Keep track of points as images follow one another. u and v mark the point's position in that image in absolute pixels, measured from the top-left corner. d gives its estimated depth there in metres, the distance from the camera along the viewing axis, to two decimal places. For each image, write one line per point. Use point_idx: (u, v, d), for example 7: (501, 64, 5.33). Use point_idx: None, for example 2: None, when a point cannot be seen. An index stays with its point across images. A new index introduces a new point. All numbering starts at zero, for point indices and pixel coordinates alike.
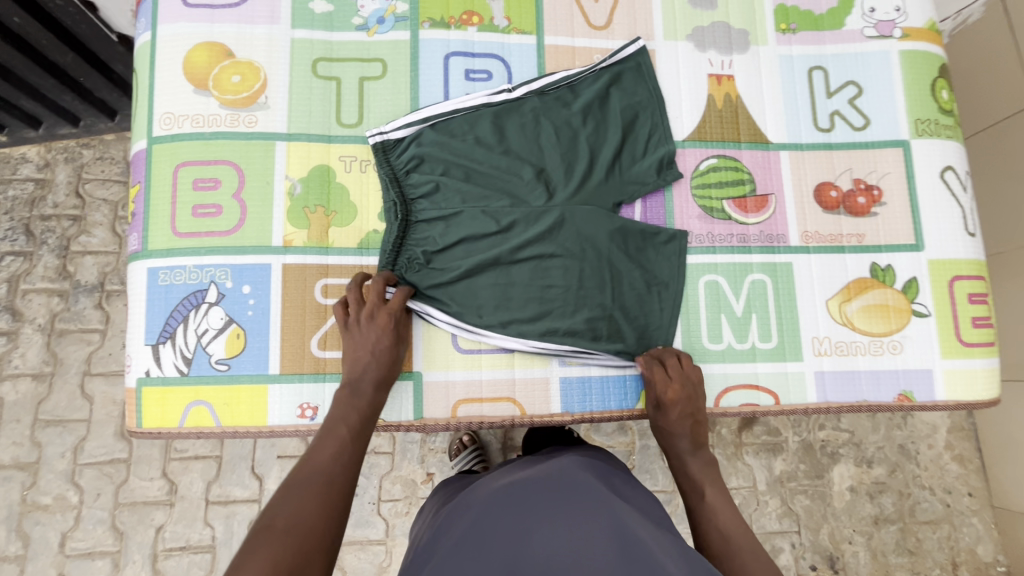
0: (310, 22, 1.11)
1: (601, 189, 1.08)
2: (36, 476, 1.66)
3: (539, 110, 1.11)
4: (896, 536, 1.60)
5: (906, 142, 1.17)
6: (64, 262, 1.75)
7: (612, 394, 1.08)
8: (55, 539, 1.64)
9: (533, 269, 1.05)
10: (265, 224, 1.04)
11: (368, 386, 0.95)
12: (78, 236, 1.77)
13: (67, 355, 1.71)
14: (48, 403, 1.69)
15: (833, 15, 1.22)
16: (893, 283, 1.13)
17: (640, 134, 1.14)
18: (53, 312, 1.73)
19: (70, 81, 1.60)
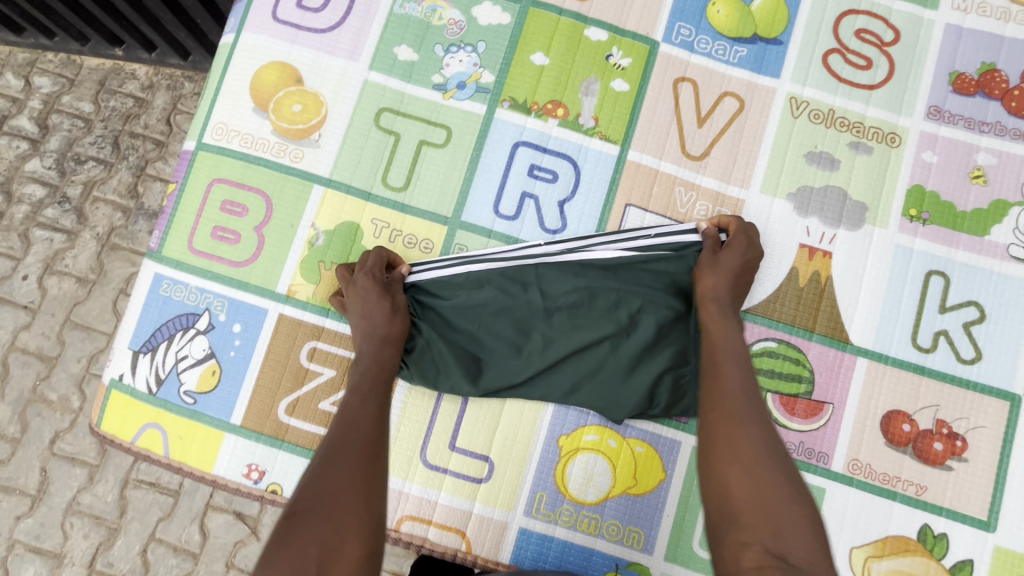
0: (389, 67, 1.04)
1: (604, 390, 0.96)
2: (51, 370, 1.67)
3: (553, 282, 0.96)
4: None
5: (1016, 397, 0.97)
6: (137, 182, 1.76)
7: (570, 565, 0.96)
8: (48, 435, 1.64)
9: (555, 384, 0.96)
10: (276, 267, 0.99)
11: (372, 347, 0.90)
12: (156, 160, 1.77)
13: (114, 270, 1.72)
14: (83, 307, 1.70)
15: (978, 217, 1.02)
16: (941, 556, 0.94)
17: (653, 326, 0.95)
18: (113, 225, 1.74)
19: (187, 20, 1.61)
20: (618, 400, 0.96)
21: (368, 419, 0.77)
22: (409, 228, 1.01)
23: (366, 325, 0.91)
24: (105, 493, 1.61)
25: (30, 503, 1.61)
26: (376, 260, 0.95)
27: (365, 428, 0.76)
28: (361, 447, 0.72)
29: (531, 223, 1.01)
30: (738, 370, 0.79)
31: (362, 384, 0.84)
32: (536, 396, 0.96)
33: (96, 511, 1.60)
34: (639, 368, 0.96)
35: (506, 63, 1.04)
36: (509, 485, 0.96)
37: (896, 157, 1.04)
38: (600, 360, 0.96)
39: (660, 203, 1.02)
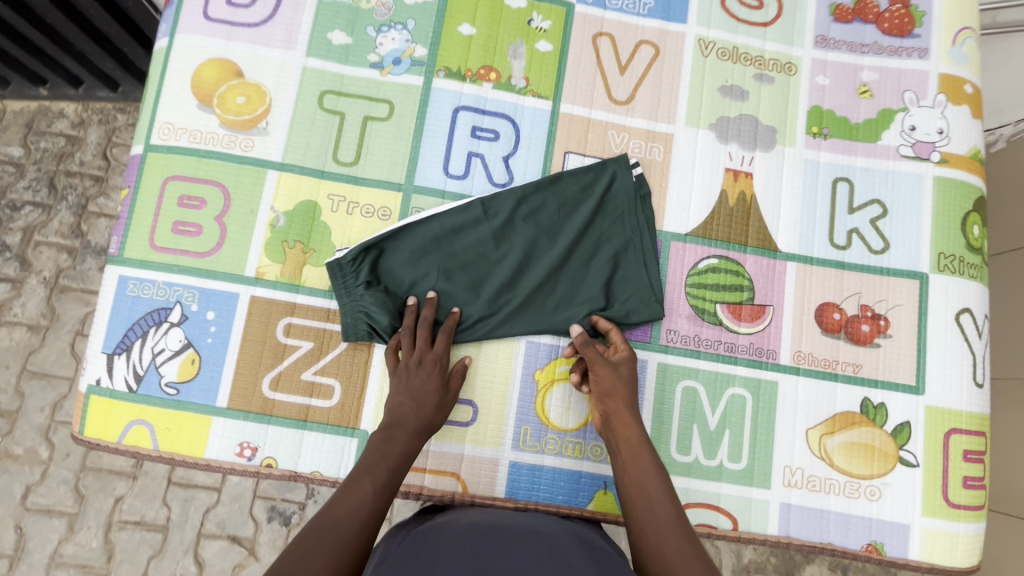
0: (325, 52, 1.09)
1: (566, 302, 1.06)
2: (12, 424, 1.62)
3: (504, 224, 1.05)
4: None
5: (924, 275, 1.10)
6: (79, 221, 1.74)
7: (561, 489, 1.03)
8: (18, 492, 1.60)
9: (521, 310, 1.04)
10: (242, 252, 1.03)
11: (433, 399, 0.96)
12: (97, 197, 1.75)
13: (66, 312, 1.69)
14: (38, 355, 1.66)
15: (870, 127, 1.15)
16: (883, 423, 1.06)
17: (599, 236, 1.08)
18: (59, 267, 1.71)
19: (111, 48, 1.60)
20: (581, 309, 1.05)
21: (384, 478, 0.88)
22: (366, 199, 1.06)
23: (412, 407, 0.95)
24: (89, 540, 1.58)
25: (8, 564, 1.57)
26: (426, 324, 1.00)
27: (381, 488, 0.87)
28: (381, 483, 0.88)
29: (480, 180, 1.08)
30: (657, 483, 0.90)
31: (410, 420, 0.94)
32: (509, 328, 1.03)
33: (82, 560, 1.57)
34: (592, 286, 1.07)
35: (436, 36, 1.11)
36: (494, 424, 1.02)
37: (795, 83, 1.16)
38: (557, 275, 1.06)
39: (596, 147, 1.11)
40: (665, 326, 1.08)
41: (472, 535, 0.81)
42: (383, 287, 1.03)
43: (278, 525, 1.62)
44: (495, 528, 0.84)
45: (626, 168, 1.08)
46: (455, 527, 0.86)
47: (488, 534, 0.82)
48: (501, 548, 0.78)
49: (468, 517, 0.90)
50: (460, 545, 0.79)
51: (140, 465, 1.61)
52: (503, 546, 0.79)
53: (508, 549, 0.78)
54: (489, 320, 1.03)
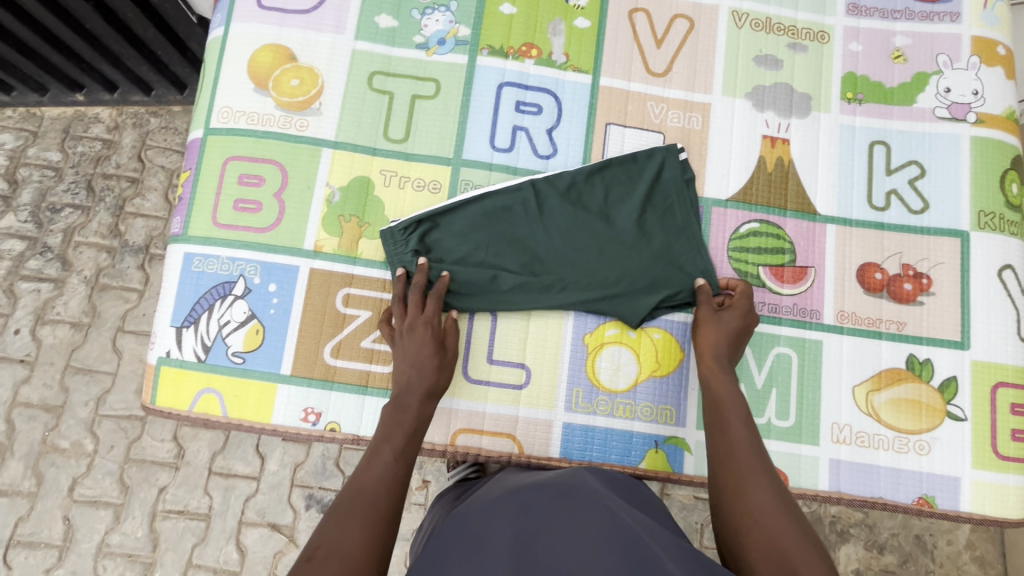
0: (373, 35, 1.14)
1: (614, 278, 1.07)
2: (58, 419, 1.69)
3: (553, 205, 1.09)
4: None
5: (964, 233, 1.11)
6: (117, 221, 1.80)
7: (614, 448, 1.05)
8: (65, 483, 1.65)
9: (568, 286, 1.07)
10: (300, 227, 1.07)
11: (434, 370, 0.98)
12: (133, 197, 1.81)
13: (106, 309, 1.74)
14: (81, 351, 1.72)
15: (904, 90, 1.17)
16: (929, 379, 1.07)
17: (647, 217, 1.10)
18: (99, 266, 1.77)
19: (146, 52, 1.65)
20: (629, 285, 1.07)
21: (401, 451, 0.90)
22: (417, 173, 1.10)
23: (415, 374, 0.97)
24: (134, 529, 1.63)
25: (57, 554, 1.62)
26: (416, 291, 1.02)
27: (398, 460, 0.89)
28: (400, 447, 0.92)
29: (525, 152, 1.12)
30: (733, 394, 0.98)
31: (417, 384, 0.97)
32: (556, 302, 1.06)
33: (128, 549, 1.62)
34: (642, 271, 1.08)
35: (478, 16, 1.15)
36: (547, 386, 1.06)
37: (829, 51, 1.19)
38: (605, 253, 1.08)
39: (635, 119, 1.15)
40: None
41: (516, 506, 0.80)
42: (433, 259, 1.06)
43: (316, 512, 1.65)
44: (534, 494, 0.82)
45: (677, 152, 1.11)
46: (497, 498, 0.84)
47: (530, 501, 0.80)
48: (547, 514, 0.77)
49: (507, 484, 0.89)
50: (506, 516, 0.78)
51: (184, 454, 1.65)
52: (547, 512, 0.77)
53: (555, 517, 0.76)
54: (536, 294, 1.06)
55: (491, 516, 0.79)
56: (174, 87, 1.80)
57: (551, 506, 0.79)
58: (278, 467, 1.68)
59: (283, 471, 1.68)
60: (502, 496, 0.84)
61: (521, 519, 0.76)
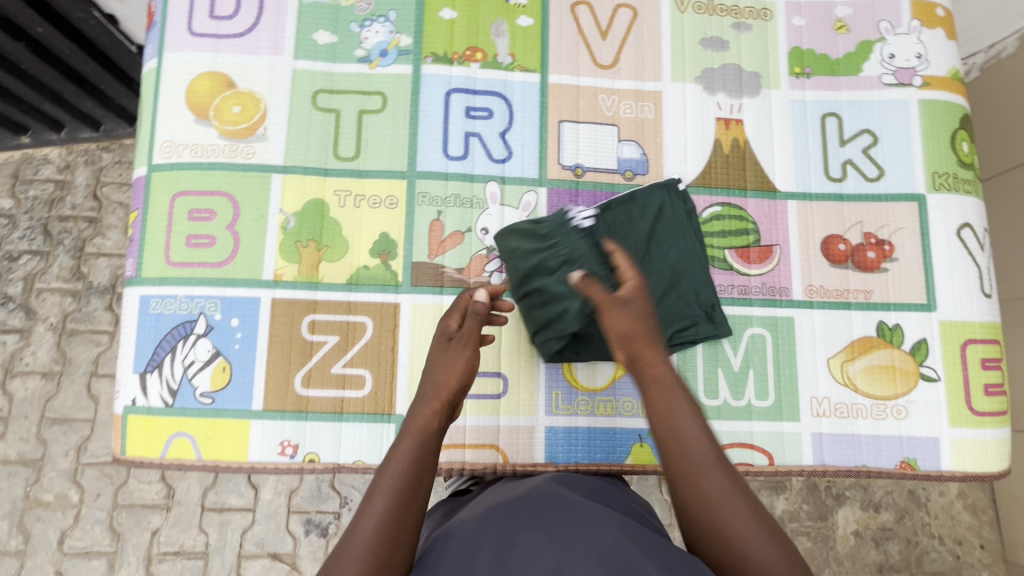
0: (312, 53, 1.11)
1: None
2: (39, 473, 1.63)
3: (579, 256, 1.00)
4: (898, 550, 1.75)
5: (921, 196, 1.13)
6: (78, 263, 1.74)
7: (599, 447, 1.05)
8: (54, 537, 1.61)
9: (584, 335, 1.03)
10: (257, 257, 1.05)
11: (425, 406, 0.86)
12: (94, 237, 1.75)
13: (77, 355, 1.69)
14: (55, 401, 1.67)
15: (851, 60, 1.18)
16: (900, 343, 1.08)
17: (655, 255, 1.07)
18: (65, 312, 1.71)
19: (89, 87, 1.59)
20: None
21: (415, 444, 0.82)
22: (371, 190, 1.08)
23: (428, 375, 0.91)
24: None
25: None
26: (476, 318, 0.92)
27: (381, 516, 0.74)
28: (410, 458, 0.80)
29: (480, 158, 1.10)
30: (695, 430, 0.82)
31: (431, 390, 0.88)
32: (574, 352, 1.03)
33: None
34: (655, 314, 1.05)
35: (419, 24, 1.13)
36: (525, 392, 1.05)
37: (773, 28, 1.19)
38: None
39: (588, 113, 1.14)
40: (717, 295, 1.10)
41: (500, 513, 0.79)
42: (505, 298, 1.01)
43: (316, 537, 1.62)
44: (519, 503, 0.82)
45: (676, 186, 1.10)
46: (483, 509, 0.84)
47: (517, 509, 0.80)
48: (531, 519, 0.76)
49: (492, 500, 0.87)
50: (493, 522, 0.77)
51: (173, 495, 1.61)
52: (531, 518, 0.77)
53: (535, 527, 0.74)
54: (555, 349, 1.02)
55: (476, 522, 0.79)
56: (124, 120, 1.75)
57: (533, 509, 0.79)
58: (272, 495, 1.64)
59: (278, 499, 1.65)
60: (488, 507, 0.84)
61: (505, 525, 0.76)
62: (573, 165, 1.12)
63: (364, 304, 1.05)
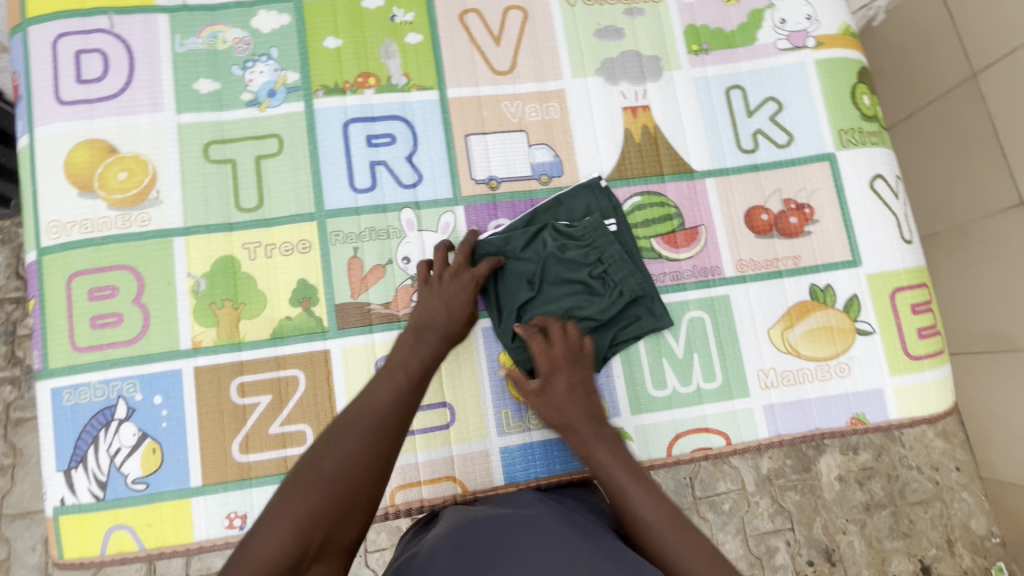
0: (196, 104, 1.06)
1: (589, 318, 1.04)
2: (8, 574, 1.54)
3: (555, 272, 1.04)
4: (882, 487, 1.80)
5: (831, 155, 1.14)
6: (12, 348, 1.63)
7: (557, 458, 1.03)
8: None
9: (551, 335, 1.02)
10: (171, 327, 0.99)
11: (434, 335, 0.95)
12: (25, 318, 1.65)
13: (27, 445, 1.60)
14: (11, 497, 1.57)
15: (744, 31, 1.18)
16: (834, 303, 1.10)
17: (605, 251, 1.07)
18: (6, 401, 1.61)
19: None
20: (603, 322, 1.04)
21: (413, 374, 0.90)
22: (281, 238, 1.03)
23: (444, 314, 0.97)
24: None
25: None
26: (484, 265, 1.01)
27: (380, 418, 0.83)
28: (408, 384, 0.89)
29: (389, 187, 1.06)
30: (631, 479, 0.89)
31: (439, 324, 0.97)
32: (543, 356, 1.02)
33: None
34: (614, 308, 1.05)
35: (304, 58, 1.08)
36: (473, 417, 1.03)
37: (665, 9, 1.18)
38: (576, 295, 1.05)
39: (494, 123, 1.11)
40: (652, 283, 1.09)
41: (462, 533, 0.80)
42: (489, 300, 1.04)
43: None
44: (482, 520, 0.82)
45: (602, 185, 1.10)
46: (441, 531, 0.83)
47: (479, 527, 0.80)
48: (492, 537, 0.77)
49: (454, 518, 0.86)
50: (453, 542, 0.78)
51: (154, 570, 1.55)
52: (487, 540, 0.76)
53: (488, 550, 0.73)
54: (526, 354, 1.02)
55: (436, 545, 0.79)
56: None
57: (490, 530, 0.78)
58: None
59: None
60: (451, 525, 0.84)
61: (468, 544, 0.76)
62: (486, 178, 1.09)
63: (292, 356, 1.01)
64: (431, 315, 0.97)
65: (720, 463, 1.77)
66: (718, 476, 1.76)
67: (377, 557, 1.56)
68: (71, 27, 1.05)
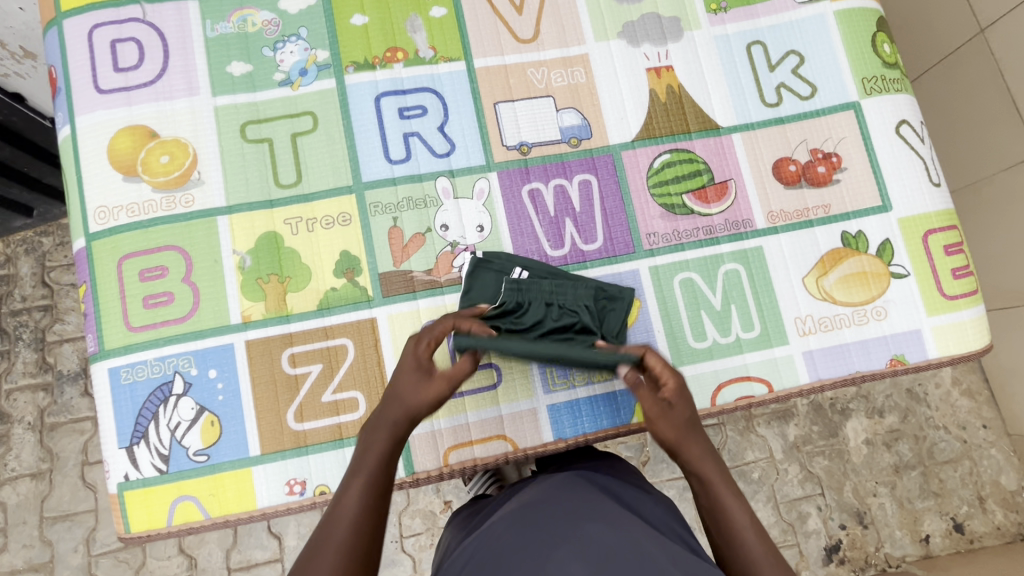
0: (231, 86, 1.08)
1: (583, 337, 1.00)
2: None
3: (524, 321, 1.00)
4: (911, 447, 1.81)
5: (855, 104, 1.15)
6: (43, 355, 1.66)
7: (603, 413, 1.05)
8: None
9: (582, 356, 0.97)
10: (221, 304, 1.01)
11: (401, 406, 0.84)
12: (53, 325, 1.68)
13: (64, 448, 1.62)
14: (52, 500, 1.60)
15: None
16: (867, 249, 1.11)
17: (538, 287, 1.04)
18: (41, 407, 1.64)
19: (12, 171, 1.49)
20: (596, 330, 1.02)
21: (382, 459, 0.82)
22: (322, 212, 1.06)
23: (410, 390, 0.84)
24: None
25: None
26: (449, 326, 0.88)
27: (358, 508, 0.76)
28: (381, 458, 0.82)
29: (424, 157, 1.08)
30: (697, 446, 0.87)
31: (398, 395, 0.85)
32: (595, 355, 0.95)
33: None
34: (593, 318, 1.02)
35: (332, 36, 1.10)
36: (519, 377, 1.05)
37: None
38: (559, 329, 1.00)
39: (521, 90, 1.13)
40: (685, 238, 1.11)
41: (522, 518, 0.78)
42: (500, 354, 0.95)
43: None
44: (544, 506, 0.80)
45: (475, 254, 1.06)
46: (505, 512, 0.83)
47: (542, 514, 0.78)
48: (558, 526, 0.74)
49: (519, 497, 0.87)
50: (516, 533, 0.75)
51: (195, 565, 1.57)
52: (555, 520, 0.75)
53: (558, 531, 0.72)
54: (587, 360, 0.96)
55: (499, 536, 0.76)
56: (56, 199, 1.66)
57: (557, 513, 0.78)
58: (296, 539, 1.60)
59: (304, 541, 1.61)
60: (512, 510, 0.82)
61: (528, 534, 0.74)
62: (518, 144, 1.11)
63: (340, 326, 1.03)
64: (397, 380, 0.86)
65: (746, 432, 1.78)
66: (745, 445, 1.77)
67: (413, 541, 1.58)
68: (105, 18, 1.07)
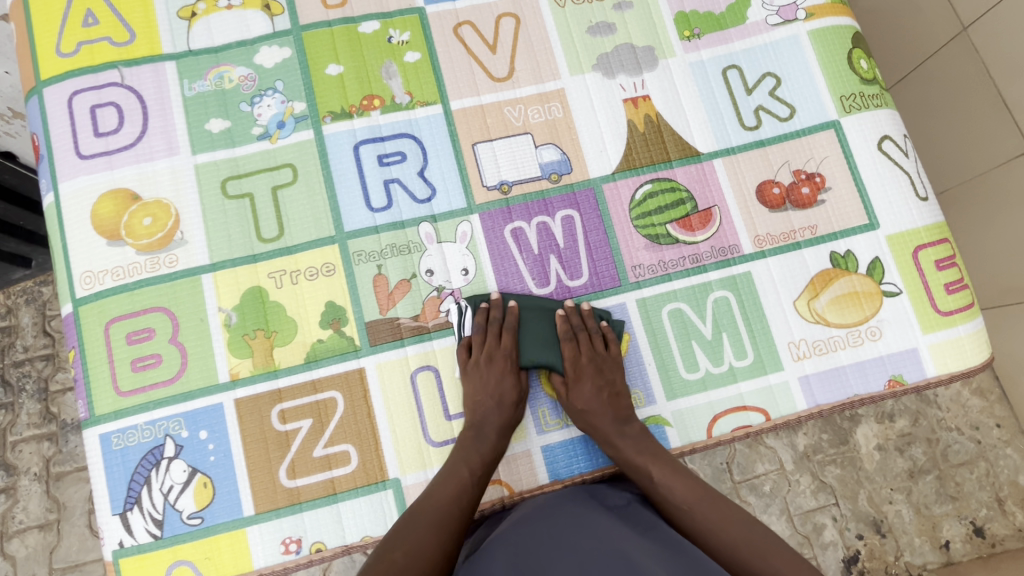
0: (210, 144, 1.09)
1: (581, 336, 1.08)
2: None
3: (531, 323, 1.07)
4: (924, 451, 1.77)
5: (835, 122, 1.15)
6: (46, 405, 1.67)
7: (598, 450, 1.04)
8: None
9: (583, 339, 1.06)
10: (208, 363, 1.01)
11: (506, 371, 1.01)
12: (56, 374, 1.68)
13: (70, 497, 1.62)
14: (60, 551, 1.59)
15: (734, 12, 1.19)
16: (857, 268, 1.10)
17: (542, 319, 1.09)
18: (45, 458, 1.64)
19: (10, 226, 1.52)
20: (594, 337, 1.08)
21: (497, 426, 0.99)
22: (305, 263, 1.06)
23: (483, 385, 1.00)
24: None
25: None
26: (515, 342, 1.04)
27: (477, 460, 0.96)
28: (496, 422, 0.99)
29: (404, 203, 1.08)
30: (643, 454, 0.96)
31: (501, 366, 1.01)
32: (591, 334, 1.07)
33: None
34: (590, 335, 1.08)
35: (308, 87, 1.11)
36: None
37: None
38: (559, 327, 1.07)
39: (498, 129, 1.13)
40: (672, 267, 1.10)
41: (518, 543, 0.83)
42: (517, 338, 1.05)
43: None
44: (565, 510, 0.89)
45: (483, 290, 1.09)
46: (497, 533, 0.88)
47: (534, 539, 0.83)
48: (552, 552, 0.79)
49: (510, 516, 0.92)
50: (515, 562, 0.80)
51: None
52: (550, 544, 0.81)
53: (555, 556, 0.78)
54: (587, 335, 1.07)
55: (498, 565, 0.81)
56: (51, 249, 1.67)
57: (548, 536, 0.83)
58: None
59: None
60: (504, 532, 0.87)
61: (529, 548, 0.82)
62: (498, 184, 1.11)
63: (328, 378, 1.02)
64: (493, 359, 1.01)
65: (755, 446, 1.76)
66: (754, 458, 1.75)
67: None
68: (83, 84, 1.08)
